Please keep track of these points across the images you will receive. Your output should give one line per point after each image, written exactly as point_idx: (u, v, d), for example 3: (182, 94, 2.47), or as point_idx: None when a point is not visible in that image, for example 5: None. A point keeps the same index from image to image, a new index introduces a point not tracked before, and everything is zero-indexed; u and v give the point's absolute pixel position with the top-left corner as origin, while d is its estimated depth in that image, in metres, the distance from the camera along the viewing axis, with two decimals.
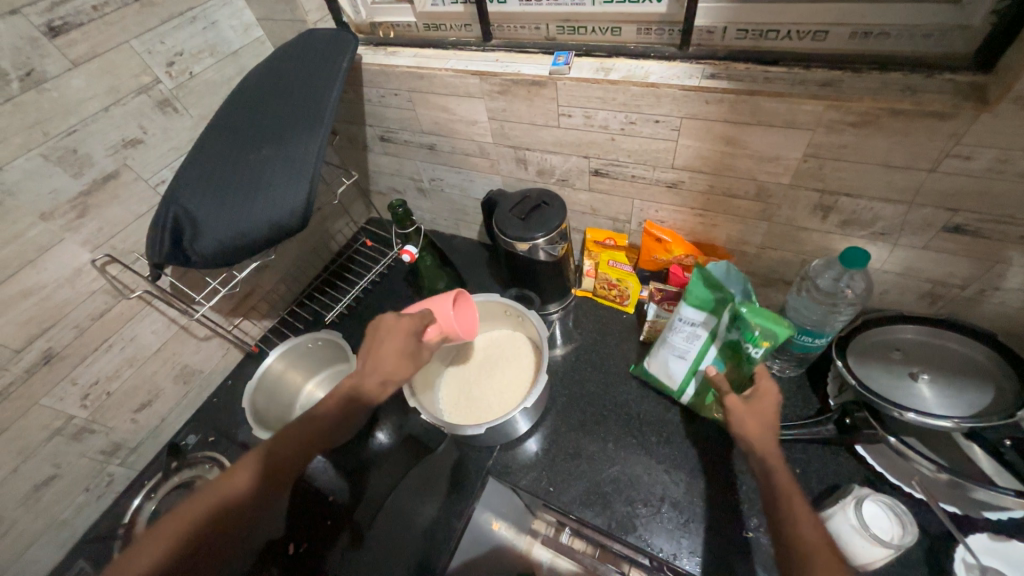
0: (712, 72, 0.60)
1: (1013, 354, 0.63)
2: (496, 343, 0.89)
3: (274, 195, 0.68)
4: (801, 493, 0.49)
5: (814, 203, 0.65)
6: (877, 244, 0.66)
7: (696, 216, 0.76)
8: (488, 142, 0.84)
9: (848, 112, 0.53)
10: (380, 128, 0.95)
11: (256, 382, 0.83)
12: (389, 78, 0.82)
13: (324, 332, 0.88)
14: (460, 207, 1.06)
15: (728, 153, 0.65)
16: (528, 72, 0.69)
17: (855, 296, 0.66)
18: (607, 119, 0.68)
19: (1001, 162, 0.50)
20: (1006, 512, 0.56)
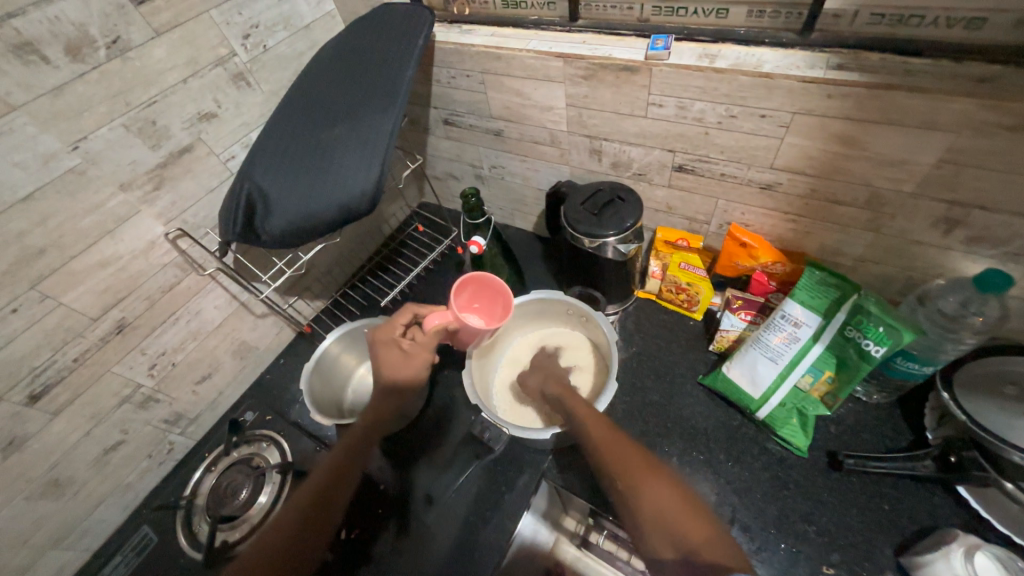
0: (839, 62, 0.53)
1: None
2: (553, 343, 0.86)
3: (346, 177, 0.66)
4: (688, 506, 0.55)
5: (939, 215, 0.57)
6: (1007, 265, 0.58)
7: (787, 221, 0.70)
8: (561, 130, 0.80)
9: (1007, 114, 0.46)
10: (446, 111, 0.92)
11: (315, 363, 0.82)
12: (462, 58, 0.78)
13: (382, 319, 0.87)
14: (519, 196, 1.02)
15: (843, 155, 0.58)
16: (620, 56, 0.64)
17: (985, 325, 0.60)
18: (704, 111, 0.63)
19: None
20: None
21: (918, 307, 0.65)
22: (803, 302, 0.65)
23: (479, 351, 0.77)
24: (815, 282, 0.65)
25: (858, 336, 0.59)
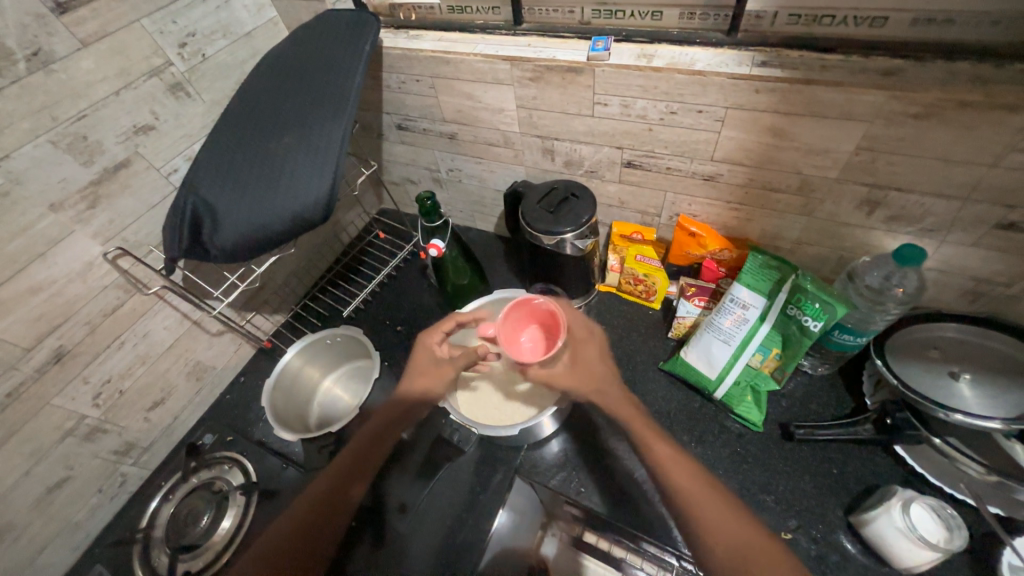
0: (763, 59, 0.57)
1: None
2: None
3: (297, 186, 0.65)
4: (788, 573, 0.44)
5: (861, 197, 0.62)
6: (923, 240, 0.64)
7: (730, 210, 0.74)
8: (514, 131, 0.81)
9: (911, 104, 0.51)
10: (398, 116, 0.92)
11: (275, 380, 0.81)
12: (411, 63, 0.79)
13: (345, 329, 0.86)
14: (478, 198, 1.03)
15: (773, 146, 0.62)
16: (564, 57, 0.66)
17: (906, 296, 0.64)
18: (647, 109, 0.66)
19: None
20: None
21: (850, 283, 0.70)
22: (749, 285, 0.69)
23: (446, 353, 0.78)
24: (757, 266, 0.69)
25: (797, 313, 0.64)
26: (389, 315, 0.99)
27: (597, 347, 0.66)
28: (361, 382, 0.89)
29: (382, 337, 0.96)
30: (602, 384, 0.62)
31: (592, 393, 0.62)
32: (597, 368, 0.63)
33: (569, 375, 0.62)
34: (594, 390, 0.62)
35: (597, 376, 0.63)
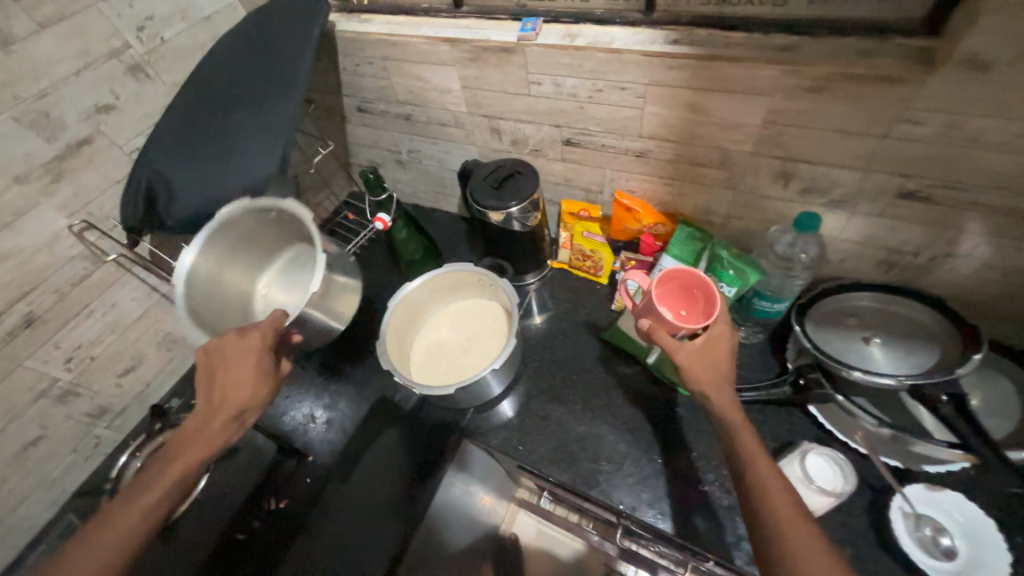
0: (675, 37, 0.60)
1: (958, 317, 0.65)
2: (470, 313, 0.91)
3: (247, 163, 0.69)
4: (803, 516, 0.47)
5: (776, 170, 0.66)
6: (835, 212, 0.67)
7: (664, 185, 0.77)
8: (462, 111, 0.85)
9: (804, 78, 0.54)
10: (357, 98, 0.95)
11: (183, 282, 0.69)
12: (362, 46, 0.82)
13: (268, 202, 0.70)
14: (439, 179, 1.06)
15: (692, 121, 0.65)
16: (497, 38, 0.69)
17: (810, 260, 0.69)
18: (576, 87, 0.69)
19: (949, 127, 0.52)
20: (946, 465, 0.60)
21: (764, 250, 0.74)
22: (675, 256, 0.76)
23: (396, 320, 0.83)
24: (683, 241, 0.76)
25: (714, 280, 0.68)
26: None
27: (730, 348, 0.57)
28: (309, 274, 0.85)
29: None
30: (726, 380, 0.55)
31: (707, 388, 0.55)
32: (721, 370, 0.56)
33: (696, 360, 0.56)
34: (714, 389, 0.55)
35: (710, 370, 0.55)
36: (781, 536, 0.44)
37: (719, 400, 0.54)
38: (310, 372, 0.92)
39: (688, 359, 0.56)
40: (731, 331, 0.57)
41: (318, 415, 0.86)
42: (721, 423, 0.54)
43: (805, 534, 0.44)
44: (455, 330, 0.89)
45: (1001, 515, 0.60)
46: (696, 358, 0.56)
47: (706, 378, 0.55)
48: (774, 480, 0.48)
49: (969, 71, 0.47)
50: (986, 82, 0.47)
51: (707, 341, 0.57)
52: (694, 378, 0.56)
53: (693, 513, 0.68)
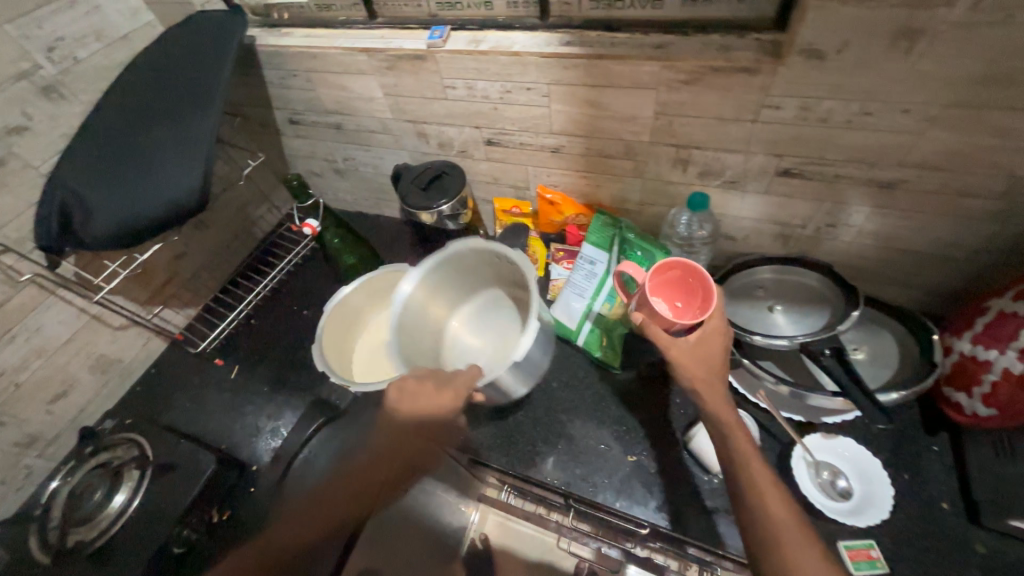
0: (568, 39, 0.65)
1: (843, 281, 0.72)
2: (483, 310, 0.87)
3: (168, 178, 0.69)
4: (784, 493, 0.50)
5: (673, 157, 0.71)
6: (731, 192, 0.73)
7: (581, 178, 0.82)
8: (388, 118, 0.88)
9: (679, 72, 0.60)
10: (287, 111, 0.97)
11: (330, 314, 0.83)
12: (284, 59, 0.84)
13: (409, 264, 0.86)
14: (377, 185, 1.08)
15: (595, 116, 0.70)
16: (409, 46, 0.73)
17: (706, 236, 0.79)
18: (487, 89, 0.73)
19: (804, 109, 0.58)
20: (840, 415, 0.67)
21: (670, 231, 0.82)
22: (593, 243, 0.81)
23: (331, 323, 0.84)
24: (600, 227, 0.81)
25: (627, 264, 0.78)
26: (297, 302, 1.04)
27: (724, 344, 0.59)
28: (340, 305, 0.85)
29: (290, 322, 1.01)
30: (719, 377, 0.58)
31: (699, 384, 0.58)
32: (715, 367, 0.58)
33: (689, 355, 0.58)
34: (705, 384, 0.57)
35: (704, 368, 0.58)
36: (765, 520, 0.48)
37: (711, 397, 0.57)
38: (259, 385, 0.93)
39: (683, 356, 0.58)
40: (724, 328, 0.59)
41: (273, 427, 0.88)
42: (712, 421, 0.57)
43: (795, 536, 0.47)
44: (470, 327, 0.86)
45: (891, 455, 0.67)
46: (689, 355, 0.58)
47: (698, 375, 0.58)
48: (765, 477, 0.51)
49: (808, 59, 0.53)
50: (824, 69, 0.54)
51: (701, 338, 0.58)
52: (687, 373, 0.58)
53: (623, 483, 0.73)
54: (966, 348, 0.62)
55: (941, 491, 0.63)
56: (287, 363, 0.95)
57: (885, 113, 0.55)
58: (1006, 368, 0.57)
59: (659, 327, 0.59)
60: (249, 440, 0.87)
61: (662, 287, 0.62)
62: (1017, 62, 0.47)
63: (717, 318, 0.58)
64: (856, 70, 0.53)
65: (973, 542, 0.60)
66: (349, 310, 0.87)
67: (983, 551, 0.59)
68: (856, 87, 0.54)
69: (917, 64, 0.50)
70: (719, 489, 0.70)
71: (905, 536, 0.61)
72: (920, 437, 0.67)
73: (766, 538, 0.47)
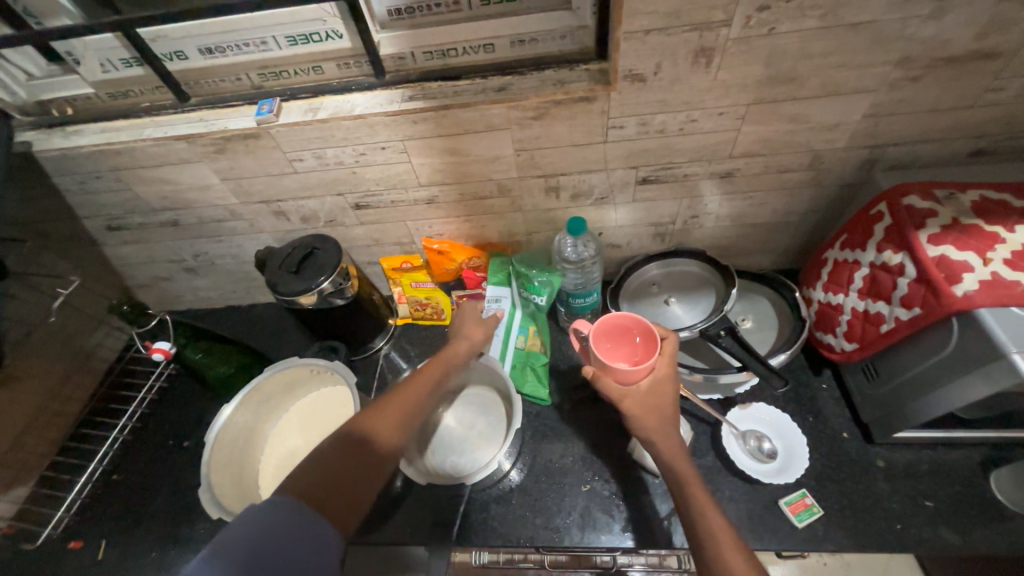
0: (411, 94, 0.63)
1: (717, 263, 0.80)
2: (463, 401, 0.82)
3: None
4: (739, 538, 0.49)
5: (544, 186, 0.73)
6: (604, 207, 0.77)
7: (464, 223, 0.81)
8: (234, 203, 0.78)
9: (525, 110, 0.61)
10: (102, 218, 0.81)
11: (215, 440, 0.70)
12: (78, 161, 0.70)
13: (320, 363, 0.77)
14: (243, 274, 0.95)
15: (458, 162, 0.69)
16: (235, 126, 0.65)
17: (593, 255, 0.79)
18: (338, 155, 0.68)
19: (643, 125, 0.63)
20: (748, 382, 0.72)
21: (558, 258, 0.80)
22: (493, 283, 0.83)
23: (220, 452, 0.71)
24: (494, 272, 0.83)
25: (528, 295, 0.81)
26: (171, 434, 0.87)
27: (673, 392, 0.60)
28: (229, 423, 0.73)
29: (168, 462, 0.83)
30: (672, 425, 0.59)
31: (655, 434, 0.57)
32: (667, 414, 0.58)
33: (642, 403, 0.58)
34: (658, 432, 0.58)
35: (658, 416, 0.58)
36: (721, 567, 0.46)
37: (665, 445, 0.57)
38: (140, 556, 0.74)
39: (635, 408, 0.58)
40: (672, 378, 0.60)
41: None
42: (670, 470, 0.56)
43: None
44: (459, 417, 0.80)
45: (795, 405, 0.74)
46: (643, 405, 0.58)
47: (653, 427, 0.58)
48: (721, 522, 0.50)
49: (634, 83, 0.58)
50: (649, 89, 0.59)
51: (652, 387, 0.59)
52: (643, 425, 0.58)
53: (584, 516, 0.71)
54: (822, 297, 0.72)
55: (839, 423, 0.72)
56: (174, 515, 0.78)
57: (706, 118, 0.62)
58: (853, 307, 0.66)
59: (612, 380, 0.59)
60: None
61: (613, 347, 0.63)
62: (790, 61, 0.56)
63: (666, 367, 0.60)
64: (674, 85, 0.58)
65: (875, 460, 0.69)
66: (239, 429, 0.74)
67: (884, 465, 0.68)
68: (679, 100, 0.60)
69: (719, 74, 0.57)
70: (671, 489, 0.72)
71: (826, 474, 0.68)
72: (811, 381, 0.76)
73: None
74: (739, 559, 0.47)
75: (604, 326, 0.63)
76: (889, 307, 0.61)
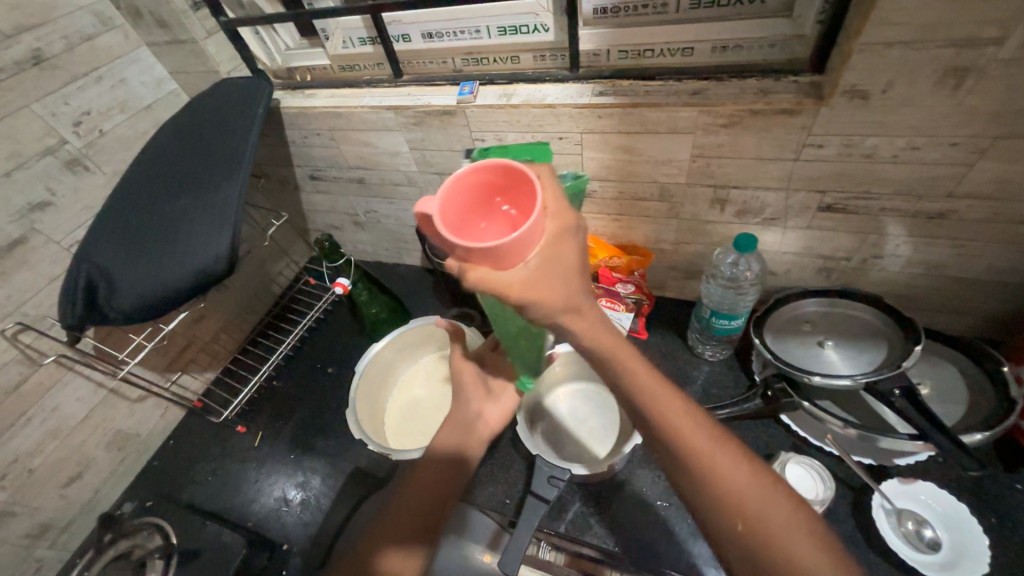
0: (601, 90, 0.66)
1: (898, 314, 0.70)
2: (579, 396, 0.83)
3: (196, 246, 0.68)
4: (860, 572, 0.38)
5: (711, 197, 0.71)
6: (771, 229, 0.72)
7: (613, 221, 0.81)
8: (413, 171, 0.88)
9: (718, 116, 0.60)
10: (309, 168, 0.97)
11: (362, 370, 0.80)
12: (308, 119, 0.85)
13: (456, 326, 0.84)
14: (399, 235, 1.07)
15: (628, 161, 0.70)
16: (437, 103, 0.74)
17: (755, 277, 0.74)
18: (517, 140, 0.73)
19: (848, 146, 0.58)
20: (913, 456, 0.63)
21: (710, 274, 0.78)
22: None
23: (365, 382, 0.81)
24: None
25: None
26: (320, 358, 1.01)
27: (571, 240, 0.39)
28: (376, 360, 0.82)
29: (314, 381, 0.98)
30: (584, 296, 0.41)
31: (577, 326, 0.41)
32: (572, 284, 0.39)
33: (537, 285, 0.38)
34: (571, 315, 0.40)
35: (574, 299, 0.40)
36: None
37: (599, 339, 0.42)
38: (284, 452, 0.88)
39: (533, 292, 0.38)
40: (572, 224, 0.39)
41: (303, 498, 0.82)
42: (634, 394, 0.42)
43: None
44: (572, 411, 0.81)
45: (972, 497, 0.63)
46: (540, 291, 0.38)
47: (556, 307, 0.39)
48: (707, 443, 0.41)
49: (853, 99, 0.53)
50: (869, 108, 0.54)
51: (549, 250, 0.38)
52: (546, 310, 0.39)
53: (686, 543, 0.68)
54: None
55: None
56: (312, 426, 0.91)
57: (932, 147, 0.55)
58: None
59: (493, 268, 0.38)
60: (273, 516, 0.81)
61: (466, 215, 0.39)
62: None
63: (557, 202, 0.40)
64: (901, 108, 0.53)
65: None
66: (381, 366, 0.84)
67: None
68: (902, 124, 0.54)
69: (966, 99, 0.50)
70: None
71: None
72: (999, 477, 0.63)
73: None
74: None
75: (458, 182, 0.38)
76: None
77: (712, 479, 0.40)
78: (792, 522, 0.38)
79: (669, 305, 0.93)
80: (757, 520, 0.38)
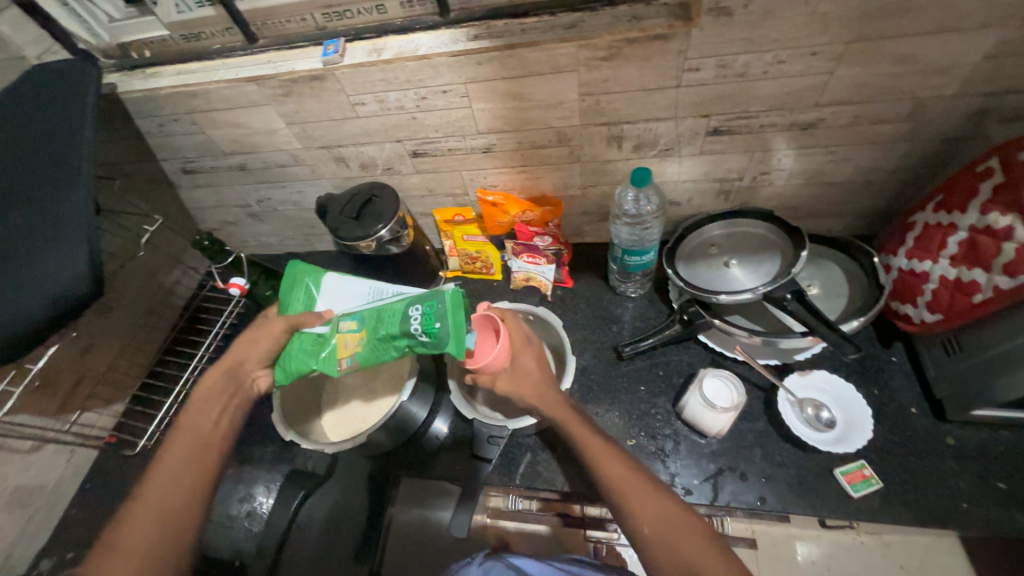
0: (475, 33, 0.61)
1: (787, 225, 0.75)
2: None
3: (46, 271, 0.58)
4: (648, 484, 0.53)
5: (606, 135, 0.70)
6: (668, 160, 0.73)
7: (519, 173, 0.79)
8: (297, 148, 0.79)
9: (595, 49, 0.58)
10: (178, 160, 0.85)
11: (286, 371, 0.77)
12: (158, 103, 0.74)
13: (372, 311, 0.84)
14: (302, 221, 0.99)
15: (519, 108, 0.67)
16: (302, 67, 0.66)
17: (655, 209, 0.77)
18: (400, 99, 0.68)
19: (722, 67, 0.59)
20: (809, 350, 0.71)
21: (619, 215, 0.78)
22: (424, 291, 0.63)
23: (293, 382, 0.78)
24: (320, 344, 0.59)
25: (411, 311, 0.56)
26: None
27: (535, 356, 0.63)
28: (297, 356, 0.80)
29: None
30: (544, 384, 0.62)
31: (532, 397, 0.61)
32: (534, 374, 0.62)
33: (513, 380, 0.61)
34: (534, 395, 0.61)
35: (545, 395, 0.62)
36: (654, 526, 0.50)
37: (544, 401, 0.61)
38: None
39: (508, 383, 0.61)
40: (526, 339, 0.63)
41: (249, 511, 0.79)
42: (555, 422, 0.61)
43: (673, 510, 0.51)
44: None
45: (859, 375, 0.71)
46: (513, 382, 0.61)
47: (527, 392, 0.61)
48: (599, 447, 0.57)
49: (718, 17, 0.53)
50: (734, 24, 0.54)
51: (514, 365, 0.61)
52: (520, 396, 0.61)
53: None
54: (903, 264, 0.67)
55: (907, 398, 0.68)
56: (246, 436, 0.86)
57: (796, 59, 0.57)
58: (942, 275, 0.61)
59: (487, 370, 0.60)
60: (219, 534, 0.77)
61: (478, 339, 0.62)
62: None
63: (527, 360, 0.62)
64: (764, 21, 0.53)
65: (944, 437, 0.65)
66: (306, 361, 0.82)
67: (954, 443, 0.65)
68: (767, 38, 0.55)
69: (818, 6, 0.51)
70: (720, 450, 0.69)
71: (888, 447, 0.66)
72: (879, 353, 0.72)
73: (646, 533, 0.50)
74: (650, 499, 0.52)
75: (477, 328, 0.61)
76: (987, 275, 0.56)
77: (600, 472, 0.55)
78: (651, 495, 0.52)
79: (589, 249, 0.94)
80: (627, 492, 0.53)
